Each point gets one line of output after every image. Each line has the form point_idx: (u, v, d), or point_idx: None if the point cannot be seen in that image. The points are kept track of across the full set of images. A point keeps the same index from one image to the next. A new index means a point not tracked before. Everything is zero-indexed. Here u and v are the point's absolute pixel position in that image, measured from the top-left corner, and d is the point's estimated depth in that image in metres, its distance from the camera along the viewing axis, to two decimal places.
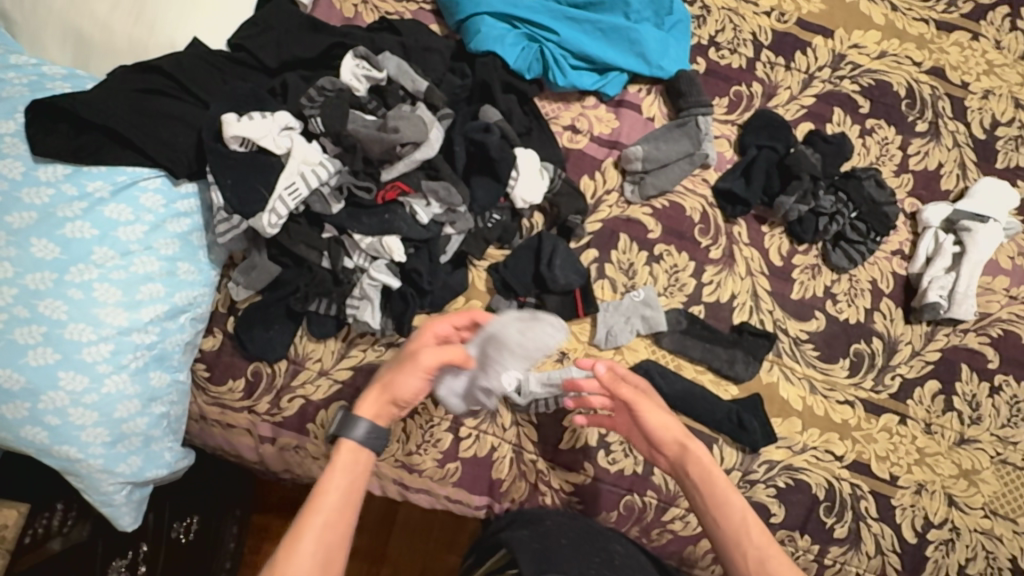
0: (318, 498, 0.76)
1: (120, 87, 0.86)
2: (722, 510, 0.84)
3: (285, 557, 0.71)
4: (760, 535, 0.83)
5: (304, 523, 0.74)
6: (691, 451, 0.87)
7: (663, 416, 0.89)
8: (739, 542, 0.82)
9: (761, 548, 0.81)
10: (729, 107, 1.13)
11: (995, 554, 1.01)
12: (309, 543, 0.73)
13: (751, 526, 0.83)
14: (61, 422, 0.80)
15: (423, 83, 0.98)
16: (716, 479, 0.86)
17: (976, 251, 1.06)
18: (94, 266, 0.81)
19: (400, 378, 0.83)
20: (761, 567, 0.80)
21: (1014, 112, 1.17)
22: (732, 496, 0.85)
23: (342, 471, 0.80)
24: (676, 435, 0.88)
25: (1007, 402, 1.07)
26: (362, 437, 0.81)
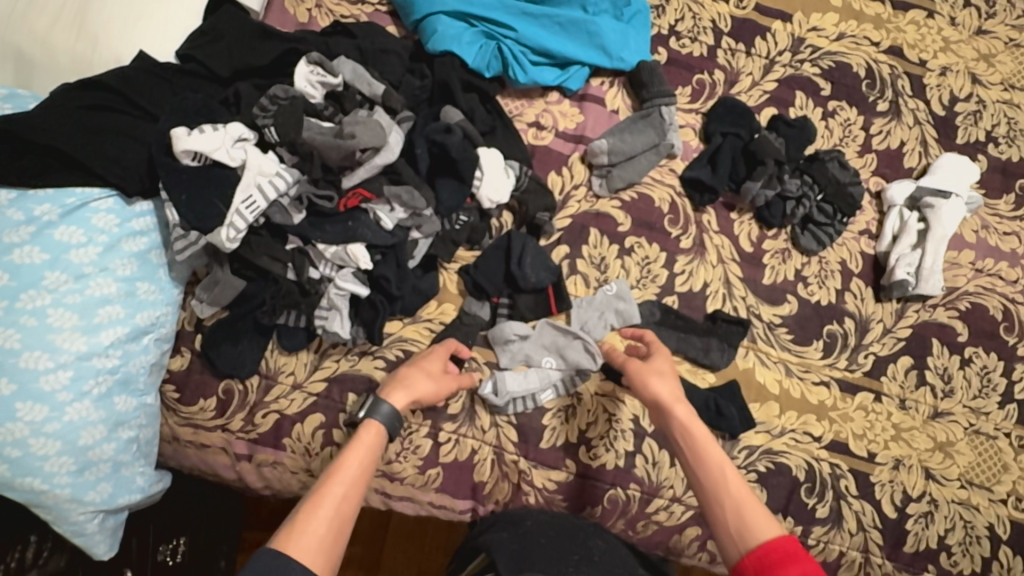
0: (340, 469, 0.74)
1: (63, 104, 0.83)
2: (699, 461, 0.79)
3: (304, 517, 0.68)
4: (739, 485, 0.76)
5: (324, 491, 0.71)
6: (671, 408, 0.83)
7: (654, 380, 0.87)
8: (717, 493, 0.76)
9: (737, 498, 0.75)
10: (692, 96, 1.13)
11: (973, 523, 1.03)
12: (326, 511, 0.69)
13: (729, 477, 0.77)
14: (22, 454, 0.77)
15: (380, 85, 0.96)
16: (695, 433, 0.81)
17: (940, 226, 1.07)
18: (47, 291, 0.79)
19: (432, 384, 0.87)
20: (738, 517, 0.74)
21: (972, 88, 1.18)
22: (710, 448, 0.80)
23: (366, 446, 0.78)
24: (664, 393, 0.85)
25: (978, 373, 1.09)
26: (387, 419, 0.81)
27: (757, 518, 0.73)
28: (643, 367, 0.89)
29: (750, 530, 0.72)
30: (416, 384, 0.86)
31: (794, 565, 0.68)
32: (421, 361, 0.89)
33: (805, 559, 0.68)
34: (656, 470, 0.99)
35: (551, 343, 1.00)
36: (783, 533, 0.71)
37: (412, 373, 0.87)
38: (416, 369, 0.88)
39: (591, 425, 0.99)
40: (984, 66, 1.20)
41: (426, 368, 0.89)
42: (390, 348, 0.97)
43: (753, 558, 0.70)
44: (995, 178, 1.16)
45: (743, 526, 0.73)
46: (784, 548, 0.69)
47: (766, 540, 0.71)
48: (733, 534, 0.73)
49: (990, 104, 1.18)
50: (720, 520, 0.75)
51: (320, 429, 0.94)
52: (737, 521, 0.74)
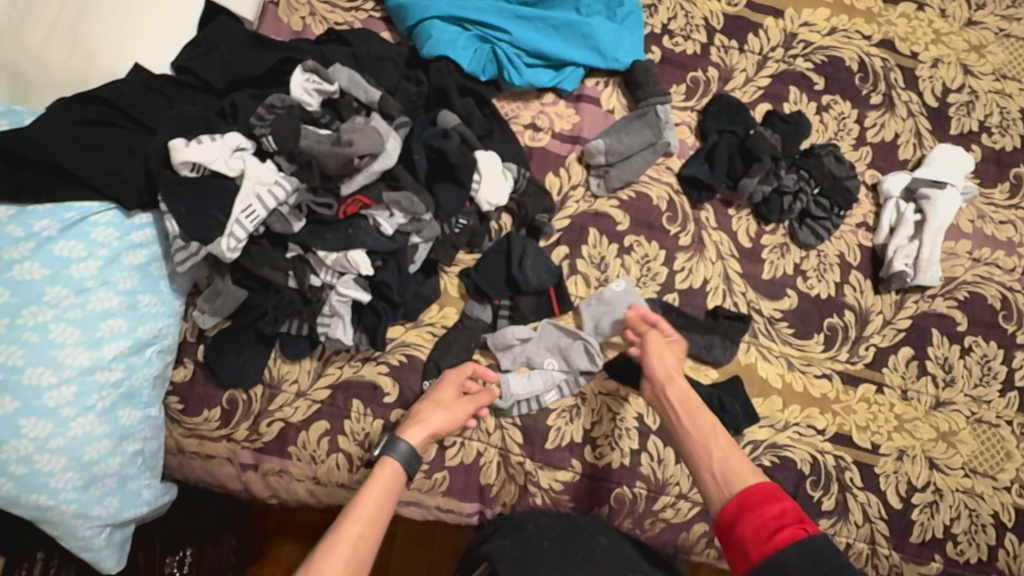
0: (355, 508, 0.77)
1: (60, 119, 0.83)
2: (691, 417, 0.85)
3: (320, 561, 0.71)
4: (725, 439, 0.81)
5: (340, 532, 0.74)
6: (670, 372, 0.89)
7: (665, 351, 0.92)
8: (705, 444, 0.81)
9: (722, 448, 0.80)
10: (687, 94, 1.14)
11: (978, 512, 1.04)
12: (343, 550, 0.73)
13: (717, 431, 0.82)
14: (27, 470, 0.77)
15: (376, 92, 0.96)
16: (691, 398, 0.87)
17: (936, 217, 1.08)
18: (48, 306, 0.79)
19: (446, 414, 0.89)
20: (723, 464, 0.78)
21: (964, 79, 1.19)
22: (700, 407, 0.86)
23: (382, 485, 0.81)
24: (670, 366, 0.90)
25: (978, 361, 1.09)
26: (403, 457, 0.84)
27: (741, 467, 0.78)
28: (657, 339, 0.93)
29: (734, 476, 0.77)
30: (429, 417, 0.88)
31: (773, 504, 0.73)
32: (433, 392, 0.90)
33: (783, 498, 0.73)
34: (661, 467, 0.99)
35: (554, 344, 1.01)
36: (763, 479, 0.76)
37: (424, 409, 0.88)
38: (429, 403, 0.89)
39: (596, 424, 0.99)
40: (975, 56, 1.21)
41: (440, 399, 0.90)
42: (393, 353, 0.97)
43: (736, 500, 0.74)
44: (990, 168, 1.17)
45: (728, 474, 0.77)
46: (764, 490, 0.74)
47: (748, 484, 0.76)
48: (718, 479, 0.78)
49: (983, 95, 1.19)
50: (706, 468, 0.80)
51: (325, 437, 0.94)
52: (722, 468, 0.78)
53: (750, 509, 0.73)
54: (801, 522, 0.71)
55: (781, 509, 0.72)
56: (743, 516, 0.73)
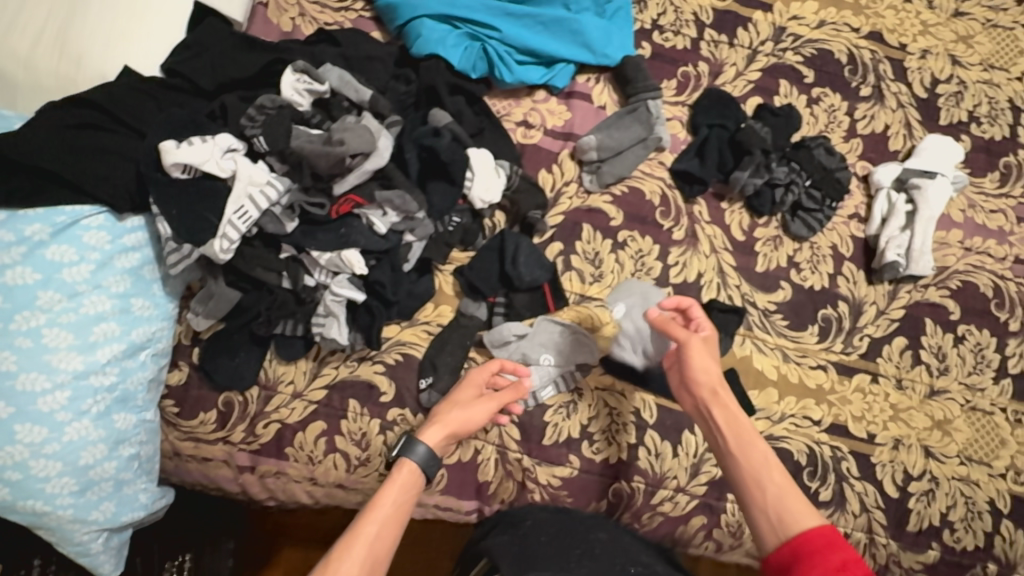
0: (374, 509, 0.77)
1: (49, 124, 0.83)
2: (744, 449, 0.82)
3: (336, 558, 0.71)
4: (780, 476, 0.79)
5: (358, 531, 0.74)
6: (717, 393, 0.86)
7: (709, 361, 0.87)
8: (760, 481, 0.79)
9: (778, 487, 0.78)
10: (677, 89, 1.14)
11: (974, 499, 1.04)
12: (358, 552, 0.72)
13: (772, 466, 0.80)
14: (23, 476, 0.77)
15: (367, 91, 0.96)
16: (741, 423, 0.84)
17: (927, 207, 1.09)
18: (41, 311, 0.79)
19: (465, 412, 0.88)
20: (778, 504, 0.77)
21: (952, 70, 1.20)
22: (754, 438, 0.83)
23: (400, 487, 0.81)
24: (714, 379, 0.87)
25: (972, 350, 1.10)
26: (421, 458, 0.83)
27: (798, 509, 0.75)
28: (697, 345, 0.88)
29: (790, 518, 0.75)
30: (448, 416, 0.87)
31: (834, 554, 0.70)
32: (451, 393, 0.90)
33: (847, 549, 0.70)
34: (659, 461, 0.99)
35: (549, 340, 1.00)
36: (823, 524, 0.73)
37: (443, 410, 0.88)
38: (447, 404, 0.89)
39: (593, 420, 1.00)
40: (963, 47, 1.21)
41: (458, 399, 0.89)
42: (389, 352, 0.97)
43: (790, 545, 0.73)
44: (980, 157, 1.17)
45: (782, 514, 0.76)
46: (826, 538, 0.72)
47: (806, 527, 0.73)
48: (772, 520, 0.76)
49: (971, 85, 1.19)
50: (760, 505, 0.78)
51: (322, 437, 0.94)
52: (777, 509, 0.76)
53: (808, 557, 0.71)
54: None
55: (843, 561, 0.69)
56: (800, 562, 0.71)
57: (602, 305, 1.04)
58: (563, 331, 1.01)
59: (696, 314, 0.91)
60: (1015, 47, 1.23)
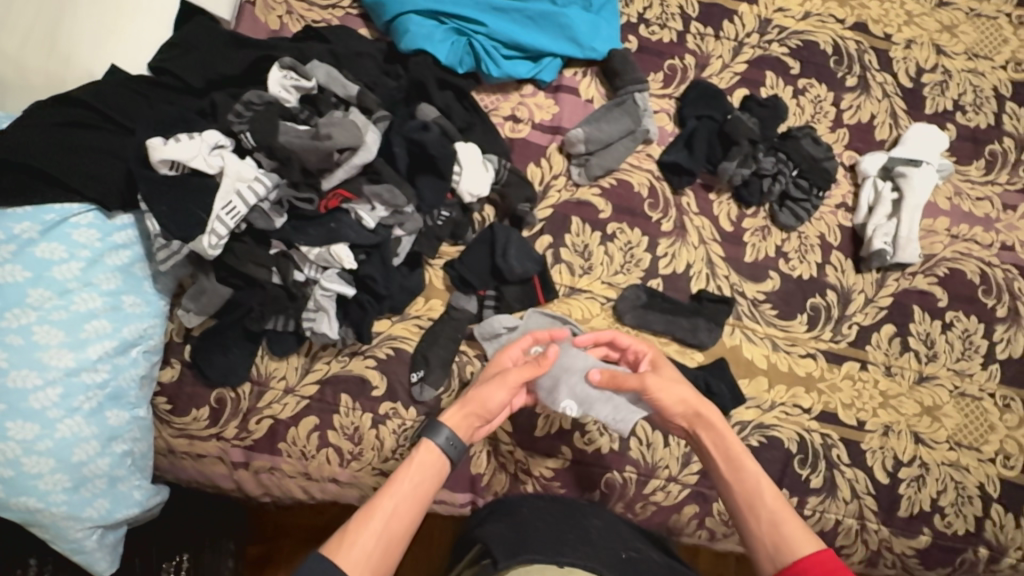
0: (391, 485, 0.76)
1: (38, 122, 0.84)
2: (736, 472, 0.83)
3: (353, 530, 0.71)
4: (775, 499, 0.80)
5: (374, 507, 0.74)
6: (704, 416, 0.86)
7: (679, 391, 0.86)
8: (755, 505, 0.80)
9: (774, 511, 0.79)
10: (664, 82, 1.15)
11: (964, 484, 1.05)
12: (375, 525, 0.72)
13: (766, 488, 0.80)
14: (16, 473, 0.77)
15: (354, 86, 0.97)
16: (729, 446, 0.84)
17: (913, 194, 1.10)
18: (31, 308, 0.79)
19: (481, 388, 0.85)
20: (774, 530, 0.77)
21: (937, 59, 1.21)
22: (746, 459, 0.83)
23: (418, 467, 0.79)
24: (689, 400, 0.86)
25: (960, 336, 1.11)
26: (441, 438, 0.80)
27: (794, 533, 0.76)
28: (659, 382, 0.86)
29: (787, 543, 0.76)
30: (466, 395, 0.85)
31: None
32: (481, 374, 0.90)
33: (844, 574, 0.72)
34: (650, 451, 1.00)
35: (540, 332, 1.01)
36: (820, 549, 0.74)
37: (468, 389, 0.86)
38: (474, 383, 0.88)
39: None
40: (947, 37, 1.22)
41: (483, 378, 0.88)
42: (380, 347, 0.97)
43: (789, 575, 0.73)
44: (965, 145, 1.18)
45: (779, 540, 0.76)
46: (823, 563, 0.73)
47: (802, 554, 0.74)
48: (770, 548, 0.77)
49: (956, 74, 1.20)
50: (757, 532, 0.78)
51: (315, 432, 0.94)
52: (774, 535, 0.77)
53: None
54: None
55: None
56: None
57: (591, 297, 1.05)
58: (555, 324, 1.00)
59: (622, 341, 0.94)
60: (999, 35, 1.24)
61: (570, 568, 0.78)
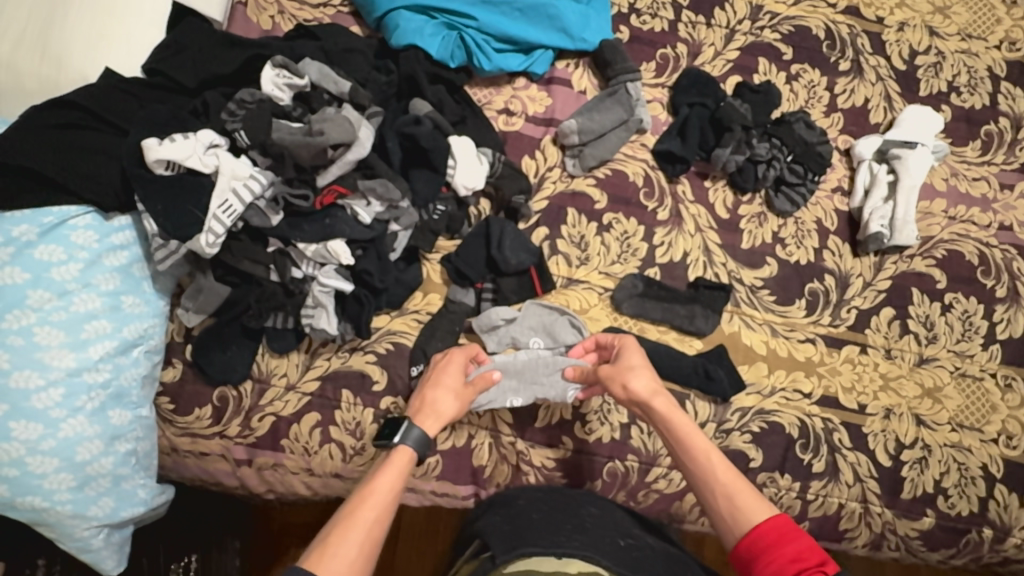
0: (370, 493, 0.74)
1: (34, 126, 0.85)
2: (686, 451, 0.82)
3: (335, 540, 0.69)
4: (727, 471, 0.79)
5: (354, 514, 0.71)
6: (650, 402, 0.84)
7: (626, 378, 0.86)
8: (708, 482, 0.80)
9: (727, 484, 0.78)
10: (657, 71, 1.15)
11: (967, 465, 1.05)
12: (357, 533, 0.70)
13: (717, 463, 0.80)
14: (20, 473, 0.78)
15: (346, 83, 0.97)
16: (677, 423, 0.83)
17: (908, 176, 1.09)
18: (31, 310, 0.80)
19: (458, 405, 0.87)
20: (728, 503, 0.77)
21: (930, 41, 1.20)
22: (695, 436, 0.82)
23: (396, 472, 0.78)
24: (647, 386, 0.85)
25: (959, 317, 1.10)
26: (415, 442, 0.82)
27: (747, 503, 0.76)
28: (614, 368, 0.88)
29: (742, 514, 0.76)
30: (440, 407, 0.86)
31: (788, 544, 0.71)
32: (442, 377, 0.88)
33: (800, 536, 0.71)
34: (651, 439, 1.00)
35: (538, 323, 1.01)
36: (774, 515, 0.74)
37: (439, 398, 0.86)
38: (438, 389, 0.87)
39: (584, 401, 1.00)
40: (940, 18, 1.22)
41: (449, 386, 0.88)
42: (379, 342, 0.98)
43: (747, 543, 0.74)
44: (961, 127, 1.18)
45: (735, 512, 0.76)
46: (779, 528, 0.73)
47: (758, 522, 0.74)
48: (726, 518, 0.77)
49: (949, 55, 1.20)
50: (714, 506, 0.79)
51: (317, 428, 0.95)
52: (729, 506, 0.77)
53: (763, 552, 0.72)
54: (821, 565, 0.68)
55: (797, 551, 0.70)
56: (758, 557, 0.72)
57: (589, 287, 1.05)
58: (553, 313, 1.01)
59: (603, 340, 0.95)
60: (992, 15, 1.23)
61: (568, 559, 0.74)
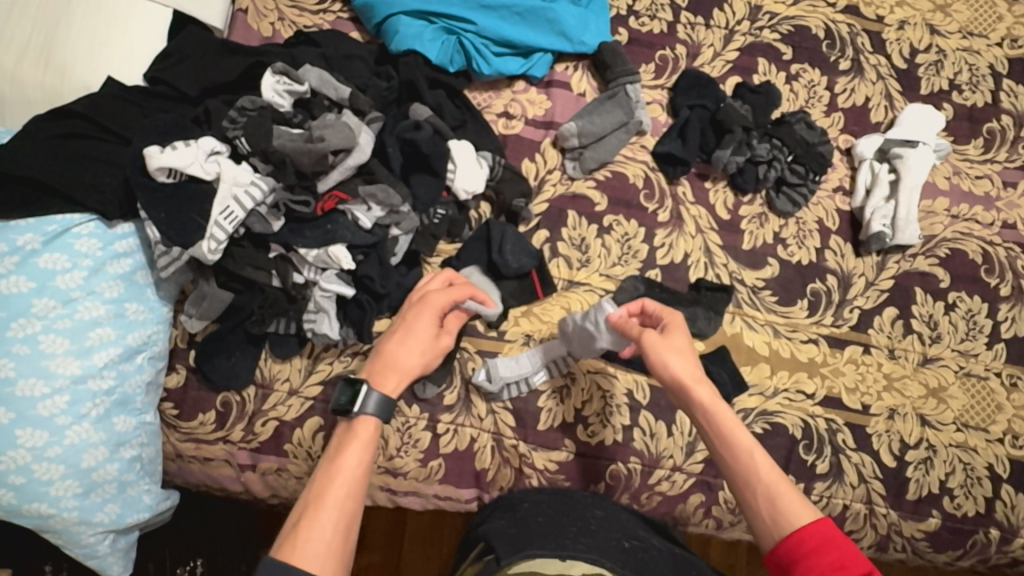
0: (336, 471, 0.73)
1: (38, 136, 0.86)
2: (728, 448, 0.77)
3: (306, 527, 0.68)
4: (769, 472, 0.75)
5: (324, 495, 0.71)
6: (690, 389, 0.78)
7: (669, 358, 0.79)
8: (750, 483, 0.75)
9: (768, 487, 0.74)
10: (656, 72, 1.15)
11: (973, 465, 1.04)
12: (329, 515, 0.70)
13: (760, 464, 0.75)
14: (27, 480, 0.79)
15: (346, 89, 0.98)
16: (722, 423, 0.77)
17: (910, 175, 1.09)
18: (36, 318, 0.81)
19: (425, 361, 0.84)
20: (770, 504, 0.73)
21: (931, 39, 1.20)
22: (739, 433, 0.77)
23: (362, 444, 0.76)
24: (687, 372, 0.78)
25: (963, 317, 1.10)
26: (373, 406, 0.77)
27: (789, 505, 0.72)
28: (661, 342, 0.80)
29: (784, 517, 0.72)
30: (409, 364, 0.82)
31: (829, 552, 0.68)
32: (412, 335, 0.83)
33: (843, 543, 0.68)
34: (654, 441, 1.00)
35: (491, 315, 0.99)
36: (817, 518, 0.71)
37: (409, 356, 0.82)
38: (409, 347, 0.83)
39: (587, 403, 1.00)
40: (940, 16, 1.21)
41: (421, 343, 0.84)
42: None
43: (788, 546, 0.70)
44: (963, 124, 1.17)
45: (775, 514, 0.72)
46: (822, 534, 0.69)
47: (800, 526, 0.71)
48: (767, 519, 0.73)
49: (950, 53, 1.19)
50: (753, 506, 0.74)
51: (320, 433, 0.95)
52: (769, 508, 0.73)
53: (803, 557, 0.69)
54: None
55: (838, 559, 0.67)
56: (797, 562, 0.69)
57: (590, 289, 1.05)
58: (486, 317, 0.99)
59: (650, 310, 0.87)
60: (993, 13, 1.23)
61: (572, 562, 0.74)
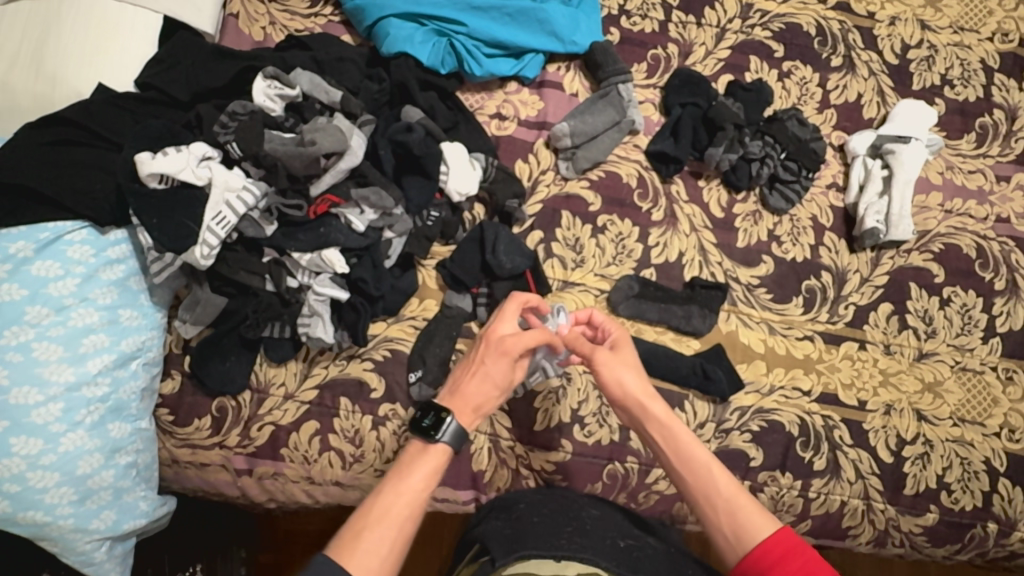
0: (402, 486, 0.70)
1: (30, 143, 0.86)
2: (687, 463, 0.78)
3: (362, 537, 0.66)
4: (729, 486, 0.76)
5: (386, 510, 0.68)
6: (646, 406, 0.79)
7: (621, 373, 0.80)
8: (710, 497, 0.76)
9: (729, 499, 0.75)
10: (648, 72, 1.15)
11: (970, 459, 1.04)
12: (386, 530, 0.67)
13: (719, 478, 0.76)
14: (21, 488, 0.79)
15: (337, 92, 0.98)
16: (679, 438, 0.79)
17: (903, 170, 1.09)
18: (29, 326, 0.81)
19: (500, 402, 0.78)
20: (731, 517, 0.74)
21: (922, 34, 1.20)
22: (696, 448, 0.78)
23: (432, 468, 0.72)
24: (639, 388, 0.79)
25: (958, 311, 1.10)
26: (453, 438, 0.73)
27: (750, 517, 0.74)
28: (613, 358, 0.81)
29: (746, 530, 0.73)
30: (485, 406, 0.77)
31: (793, 560, 0.70)
32: (492, 378, 0.76)
33: (804, 550, 0.70)
34: None
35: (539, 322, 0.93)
36: (778, 529, 0.72)
37: (487, 401, 0.76)
38: (486, 388, 0.76)
39: (582, 404, 1.00)
40: (931, 11, 1.22)
41: (499, 386, 0.77)
42: (377, 349, 0.98)
43: (752, 560, 0.71)
44: (955, 119, 1.18)
45: (738, 528, 0.73)
46: (783, 544, 0.71)
47: (762, 539, 0.72)
48: (729, 535, 0.74)
49: (942, 48, 1.20)
50: (715, 522, 0.75)
51: (316, 436, 0.95)
52: (730, 522, 0.74)
53: (768, 570, 0.70)
54: None
55: (802, 566, 0.69)
56: None
57: (584, 289, 1.05)
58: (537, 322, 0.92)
59: (600, 321, 0.87)
60: (984, 8, 1.23)
61: (567, 562, 0.75)
